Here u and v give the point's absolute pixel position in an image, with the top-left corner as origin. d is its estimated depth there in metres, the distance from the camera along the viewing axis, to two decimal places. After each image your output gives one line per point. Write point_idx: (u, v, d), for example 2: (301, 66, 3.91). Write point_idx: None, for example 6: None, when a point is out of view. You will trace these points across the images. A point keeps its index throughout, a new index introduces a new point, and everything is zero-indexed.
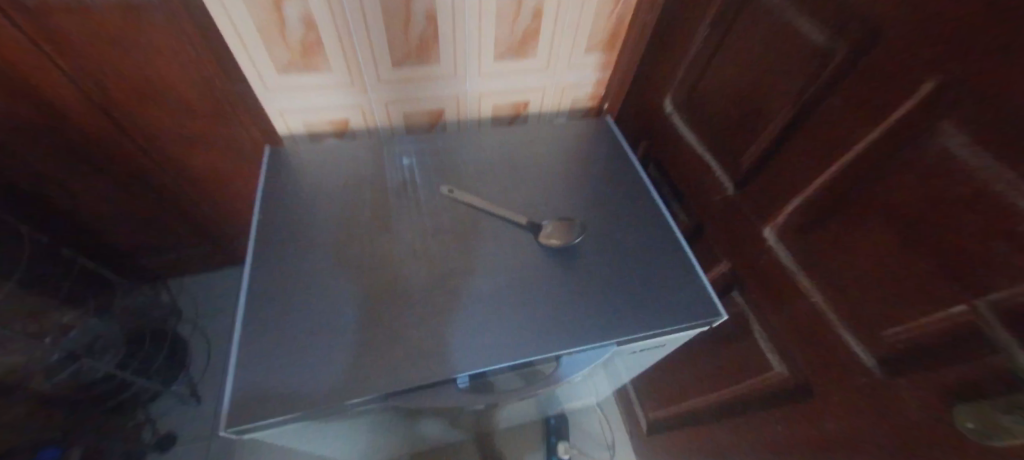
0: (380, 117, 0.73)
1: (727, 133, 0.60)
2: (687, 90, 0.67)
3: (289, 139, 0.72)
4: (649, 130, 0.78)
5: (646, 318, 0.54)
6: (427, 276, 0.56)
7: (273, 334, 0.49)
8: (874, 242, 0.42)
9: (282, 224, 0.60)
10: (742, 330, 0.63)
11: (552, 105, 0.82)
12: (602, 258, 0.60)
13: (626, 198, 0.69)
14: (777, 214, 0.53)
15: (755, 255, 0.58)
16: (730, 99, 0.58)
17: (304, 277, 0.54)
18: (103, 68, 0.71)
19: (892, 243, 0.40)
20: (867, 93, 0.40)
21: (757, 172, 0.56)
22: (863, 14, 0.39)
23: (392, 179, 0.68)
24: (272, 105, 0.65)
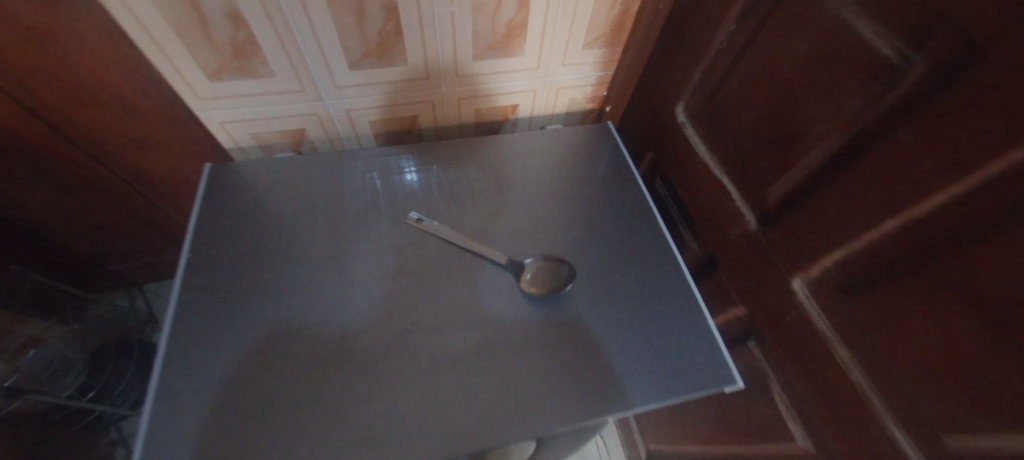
0: (341, 126, 0.62)
1: (751, 156, 0.49)
2: (703, 98, 0.55)
3: (239, 152, 0.62)
4: (657, 140, 0.67)
5: (644, 386, 0.45)
6: (385, 331, 0.47)
7: (193, 409, 0.41)
8: (940, 327, 0.32)
9: (220, 263, 0.51)
10: (758, 387, 0.54)
11: (545, 109, 0.71)
12: (596, 305, 0.51)
13: (626, 227, 0.59)
14: (811, 264, 0.43)
15: (780, 307, 0.48)
16: (758, 115, 0.47)
17: (240, 332, 0.46)
18: (20, 72, 0.61)
19: (968, 334, 0.30)
20: (955, 131, 0.29)
21: (788, 210, 0.45)
22: (958, 21, 0.28)
23: (352, 203, 0.58)
24: (209, 115, 0.55)
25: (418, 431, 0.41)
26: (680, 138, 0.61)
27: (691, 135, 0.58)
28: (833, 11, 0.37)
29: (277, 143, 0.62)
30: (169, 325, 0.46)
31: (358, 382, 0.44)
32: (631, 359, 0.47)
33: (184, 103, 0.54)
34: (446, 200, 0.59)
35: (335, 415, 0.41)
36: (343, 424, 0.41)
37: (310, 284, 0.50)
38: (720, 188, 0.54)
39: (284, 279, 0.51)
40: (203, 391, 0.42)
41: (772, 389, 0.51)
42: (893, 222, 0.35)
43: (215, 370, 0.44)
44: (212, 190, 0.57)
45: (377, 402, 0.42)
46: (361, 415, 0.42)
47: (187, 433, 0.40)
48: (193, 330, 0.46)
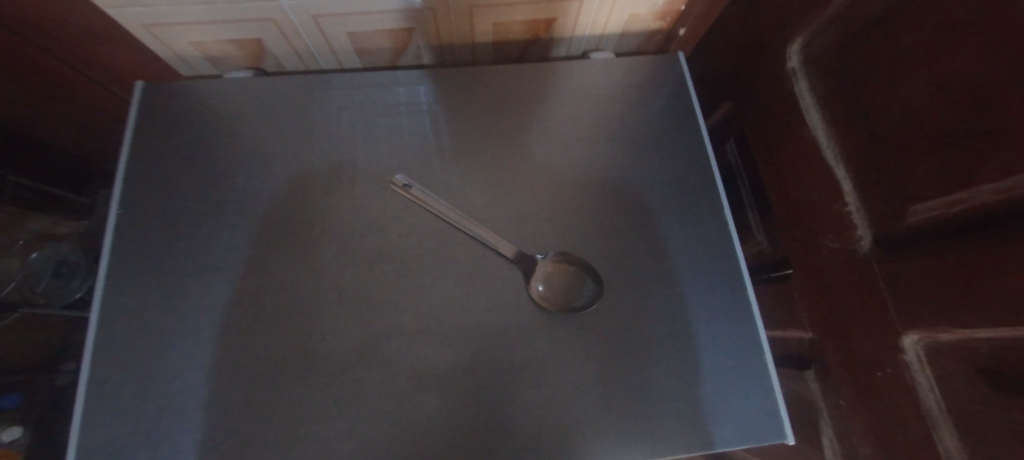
0: (309, 38, 0.46)
1: (898, 146, 0.32)
2: (847, 36, 0.36)
3: (183, 63, 0.49)
4: (747, 87, 0.48)
5: (666, 427, 0.38)
6: (356, 332, 0.39)
7: (137, 406, 0.36)
8: None
9: (164, 220, 0.42)
10: (800, 419, 0.46)
11: (594, 27, 0.51)
12: (622, 318, 0.41)
13: (678, 214, 0.45)
14: (945, 326, 0.30)
15: (867, 355, 0.36)
16: (937, 84, 0.29)
17: (191, 313, 0.39)
18: None
19: None
20: None
21: (936, 241, 0.30)
22: None
23: (325, 153, 0.45)
24: (122, 14, 0.40)
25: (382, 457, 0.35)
26: (783, 93, 0.43)
27: (803, 90, 0.41)
28: None
29: (228, 55, 0.48)
30: (98, 301, 0.38)
31: (323, 391, 0.37)
32: (650, 393, 0.39)
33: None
34: (446, 156, 0.45)
35: (297, 425, 0.36)
36: (298, 438, 0.36)
37: (272, 260, 0.41)
38: (828, 177, 0.39)
39: (240, 251, 0.41)
40: (146, 384, 0.37)
41: (817, 428, 0.43)
42: None
43: (160, 359, 0.37)
44: (146, 119, 0.45)
45: (338, 419, 0.36)
46: (320, 432, 0.36)
47: (129, 433, 0.35)
48: (131, 310, 0.39)
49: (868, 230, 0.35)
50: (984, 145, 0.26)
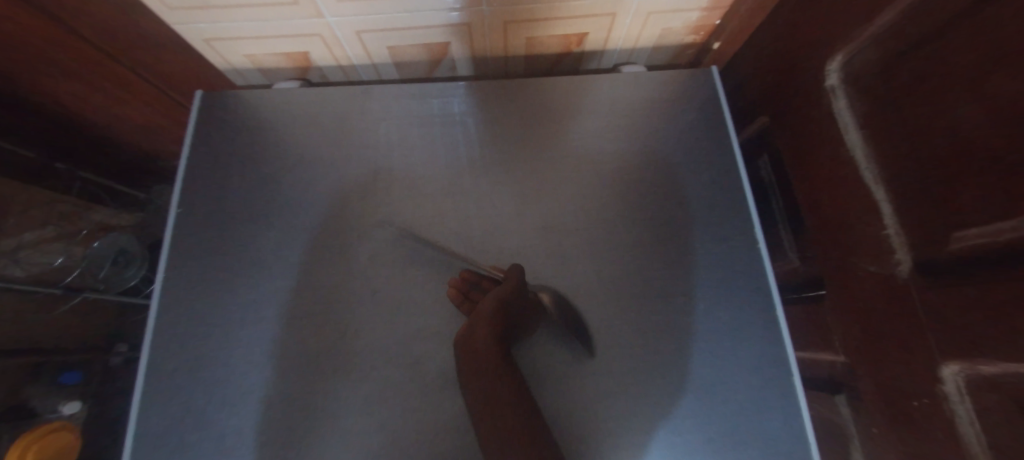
0: (351, 52, 0.49)
1: (945, 169, 0.31)
2: (891, 56, 0.35)
3: (237, 75, 0.52)
4: (784, 103, 0.47)
5: (696, 440, 0.39)
6: (386, 335, 0.41)
7: (189, 392, 0.39)
8: None
9: (216, 220, 0.45)
10: (829, 442, 0.44)
11: (626, 41, 0.51)
12: (648, 333, 0.42)
13: (706, 227, 0.45)
14: (988, 360, 0.29)
15: (903, 384, 0.35)
16: (982, 111, 0.28)
17: (239, 309, 0.42)
18: None
19: None
20: None
21: (982, 270, 0.29)
22: None
23: (363, 161, 0.47)
24: (186, 30, 0.44)
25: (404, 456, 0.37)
26: (821, 109, 0.42)
27: (842, 109, 0.40)
28: None
29: (279, 67, 0.51)
30: (157, 293, 0.42)
31: (354, 389, 0.39)
32: (671, 409, 0.39)
33: (157, 12, 0.42)
34: (473, 166, 0.47)
35: (331, 419, 0.38)
36: (329, 433, 0.38)
37: (311, 262, 0.43)
38: (867, 200, 0.38)
39: (283, 252, 0.44)
40: (199, 374, 0.40)
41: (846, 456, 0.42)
42: None
43: (212, 347, 0.41)
44: (201, 127, 0.48)
45: (369, 414, 0.39)
46: (352, 425, 0.38)
47: (182, 417, 0.39)
48: (186, 305, 0.42)
49: (909, 257, 0.34)
50: None
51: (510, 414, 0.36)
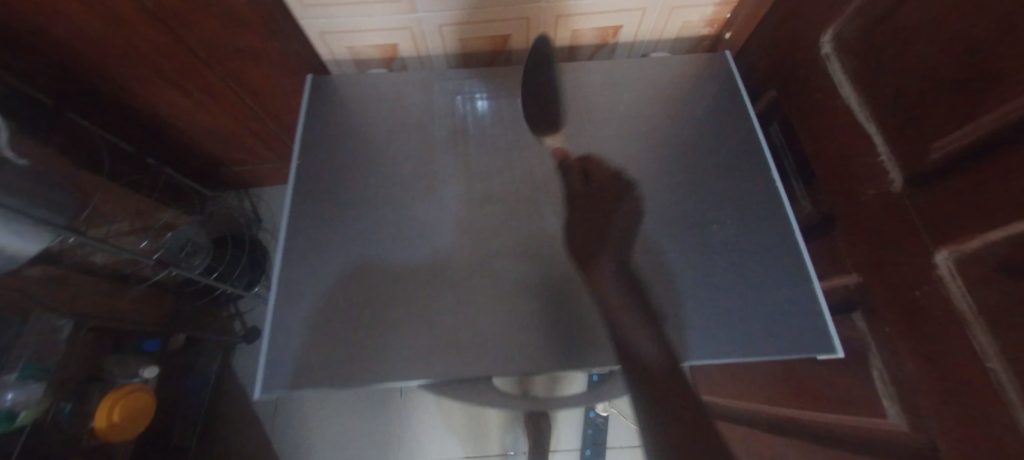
0: (430, 43, 0.61)
1: (922, 99, 0.40)
2: (870, 23, 0.45)
3: (335, 65, 0.65)
4: (787, 76, 0.57)
5: (735, 336, 0.45)
6: (469, 255, 0.50)
7: (308, 300, 0.47)
8: None
9: (326, 170, 0.54)
10: (855, 358, 0.50)
11: (653, 33, 0.64)
12: (685, 255, 0.50)
13: (726, 171, 0.55)
14: (970, 238, 0.36)
15: (907, 281, 0.42)
16: (945, 48, 0.38)
17: (349, 235, 0.51)
18: None
19: None
20: None
21: (957, 169, 0.37)
22: None
23: (441, 126, 0.58)
24: (310, 24, 0.57)
25: (498, 347, 0.45)
26: (818, 74, 0.52)
27: (836, 70, 0.49)
28: None
29: (369, 57, 0.63)
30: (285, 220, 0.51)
31: (444, 297, 0.47)
32: (714, 314, 0.47)
33: (290, 11, 0.55)
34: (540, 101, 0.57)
35: (427, 320, 0.46)
36: (426, 331, 0.45)
37: (404, 200, 0.53)
38: (862, 138, 0.46)
39: (382, 193, 0.54)
40: (313, 283, 0.48)
41: (871, 365, 0.48)
42: None
43: (325, 265, 0.49)
44: (312, 100, 0.59)
45: (458, 316, 0.46)
46: (446, 323, 0.46)
47: (304, 318, 0.46)
48: (300, 234, 0.51)
49: (900, 175, 0.42)
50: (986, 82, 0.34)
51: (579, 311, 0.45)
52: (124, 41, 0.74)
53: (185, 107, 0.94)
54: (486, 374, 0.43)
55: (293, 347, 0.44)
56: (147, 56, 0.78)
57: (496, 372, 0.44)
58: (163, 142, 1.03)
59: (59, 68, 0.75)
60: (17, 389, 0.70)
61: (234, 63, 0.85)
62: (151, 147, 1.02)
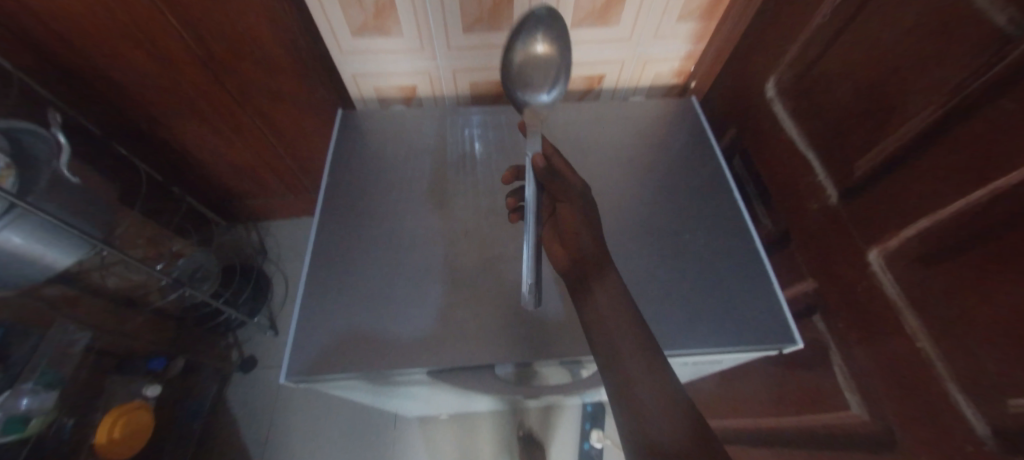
0: (445, 85, 0.75)
1: (843, 129, 0.50)
2: (800, 73, 0.56)
3: (362, 102, 0.79)
4: (740, 117, 0.70)
5: (707, 331, 0.52)
6: (471, 261, 0.59)
7: (332, 298, 0.55)
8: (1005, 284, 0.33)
9: (349, 193, 0.66)
10: (817, 357, 0.56)
11: (629, 81, 0.78)
12: (661, 263, 0.58)
13: (693, 193, 0.66)
14: (888, 237, 0.44)
15: (848, 279, 0.50)
16: (856, 90, 0.48)
17: (371, 242, 0.61)
18: (189, 42, 0.75)
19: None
20: None
21: (873, 183, 0.46)
22: None
23: (450, 157, 0.71)
24: (346, 69, 0.71)
25: (498, 338, 0.52)
26: (767, 114, 0.63)
27: (779, 110, 0.60)
28: None
29: (392, 96, 0.77)
30: (314, 233, 0.61)
31: (450, 296, 0.55)
32: (688, 313, 0.53)
33: (331, 59, 0.69)
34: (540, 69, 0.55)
35: (436, 315, 0.54)
36: (434, 324, 0.53)
37: (420, 215, 0.64)
38: (803, 163, 0.56)
39: (401, 211, 0.64)
40: (337, 284, 0.57)
41: (832, 361, 0.53)
42: (985, 190, 0.35)
43: (348, 270, 0.58)
44: (343, 135, 0.72)
45: (462, 312, 0.54)
46: (451, 317, 0.53)
47: (328, 313, 0.54)
48: (328, 244, 0.60)
49: (835, 190, 0.51)
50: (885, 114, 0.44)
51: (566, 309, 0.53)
52: (174, 87, 0.85)
53: (216, 143, 1.04)
54: (484, 362, 0.50)
55: (313, 336, 0.52)
56: (191, 101, 0.89)
57: (495, 359, 0.50)
58: (195, 176, 1.15)
59: (106, 103, 0.88)
60: (31, 396, 0.77)
61: (267, 103, 0.91)
62: (182, 180, 1.14)
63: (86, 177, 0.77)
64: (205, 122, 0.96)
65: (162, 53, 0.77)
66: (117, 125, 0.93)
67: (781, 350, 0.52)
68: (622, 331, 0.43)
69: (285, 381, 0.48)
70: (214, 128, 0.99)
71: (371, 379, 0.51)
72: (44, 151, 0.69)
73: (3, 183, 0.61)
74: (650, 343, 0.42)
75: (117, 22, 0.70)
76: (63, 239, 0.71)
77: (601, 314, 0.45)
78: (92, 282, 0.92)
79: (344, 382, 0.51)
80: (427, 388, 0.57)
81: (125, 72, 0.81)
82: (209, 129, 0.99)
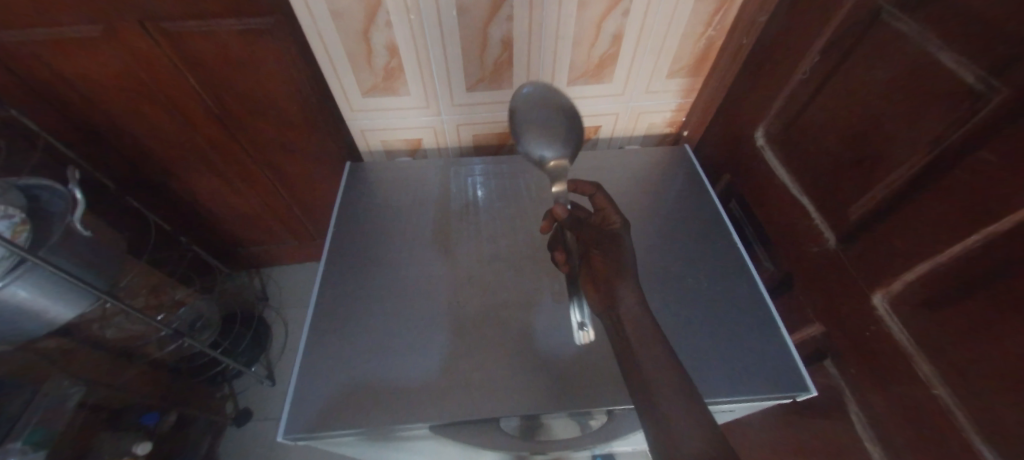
0: (449, 138, 0.79)
1: (833, 176, 0.52)
2: (786, 123, 0.59)
3: (369, 155, 0.82)
4: (734, 163, 0.72)
5: (717, 380, 0.51)
6: (476, 308, 0.59)
7: (335, 350, 0.55)
8: (1012, 329, 0.33)
9: (354, 242, 0.67)
10: (833, 405, 0.54)
11: (625, 130, 0.82)
12: (665, 309, 0.58)
13: (693, 238, 0.67)
14: (890, 282, 0.44)
15: (856, 323, 0.49)
16: (841, 140, 0.50)
17: (375, 292, 0.61)
18: (208, 102, 0.80)
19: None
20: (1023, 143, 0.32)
21: (869, 227, 0.47)
22: (1003, 58, 0.33)
23: (454, 205, 0.73)
24: (355, 124, 0.75)
25: (503, 390, 0.50)
26: (758, 160, 0.65)
27: (770, 157, 0.63)
28: (915, 46, 0.41)
29: (398, 149, 0.81)
30: (318, 282, 0.62)
31: (454, 345, 0.55)
32: (696, 361, 0.52)
33: (342, 115, 0.73)
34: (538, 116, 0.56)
35: (439, 366, 0.53)
36: (438, 375, 0.52)
37: (425, 263, 0.65)
38: (799, 207, 0.57)
39: (406, 259, 0.65)
40: (339, 335, 0.56)
41: (849, 410, 0.51)
42: (979, 236, 0.36)
43: (351, 321, 0.58)
44: (349, 185, 0.75)
45: (467, 363, 0.53)
46: (456, 368, 0.52)
47: (329, 366, 0.53)
48: (333, 294, 0.61)
49: (833, 234, 0.52)
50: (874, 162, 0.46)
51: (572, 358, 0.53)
52: (189, 143, 0.90)
53: (225, 194, 1.07)
54: (490, 415, 0.48)
55: (313, 391, 0.51)
56: (202, 156, 0.94)
57: (500, 412, 0.49)
58: (203, 227, 1.18)
59: (123, 160, 0.92)
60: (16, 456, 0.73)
61: (278, 155, 0.95)
62: (190, 230, 1.16)
63: (99, 229, 0.78)
64: (216, 174, 1.00)
65: (182, 112, 0.82)
66: (130, 179, 0.97)
67: (795, 398, 0.51)
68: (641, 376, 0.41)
69: (282, 439, 0.46)
70: (222, 181, 1.02)
71: (372, 435, 0.49)
72: (59, 206, 0.72)
73: (17, 237, 0.63)
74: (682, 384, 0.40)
75: (143, 86, 0.75)
76: (67, 291, 0.71)
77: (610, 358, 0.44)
78: (92, 334, 0.92)
79: (344, 439, 0.49)
80: (429, 444, 0.55)
81: (144, 131, 0.85)
82: (217, 182, 1.02)
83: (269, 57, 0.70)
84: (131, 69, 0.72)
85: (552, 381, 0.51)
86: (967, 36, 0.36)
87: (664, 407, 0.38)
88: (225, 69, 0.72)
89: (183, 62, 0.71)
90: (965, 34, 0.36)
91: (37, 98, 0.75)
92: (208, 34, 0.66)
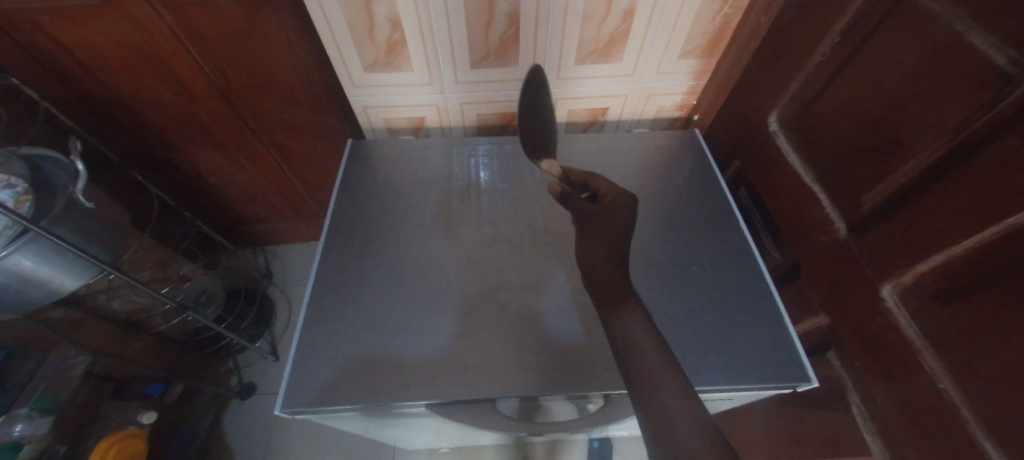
0: (453, 116, 0.77)
1: (848, 163, 0.50)
2: (801, 107, 0.57)
3: (372, 133, 0.81)
4: (744, 148, 0.70)
5: (716, 367, 0.50)
6: (475, 289, 0.59)
7: (332, 328, 0.55)
8: None
9: (355, 220, 0.66)
10: (834, 396, 0.53)
11: (633, 113, 0.80)
12: (667, 296, 0.57)
13: (699, 225, 0.65)
14: (901, 274, 0.43)
15: (861, 314, 0.48)
16: (857, 126, 0.48)
17: (373, 270, 0.61)
18: (208, 75, 0.78)
19: None
20: None
21: (882, 217, 0.45)
22: None
23: (456, 184, 0.72)
24: (357, 100, 0.73)
25: (502, 372, 0.50)
26: (771, 146, 0.63)
27: (783, 142, 0.61)
28: (944, 25, 0.38)
29: (401, 127, 0.79)
30: (317, 259, 0.61)
31: (452, 326, 0.55)
32: (696, 347, 0.52)
33: (344, 91, 0.72)
34: None
35: (437, 346, 0.53)
36: (436, 355, 0.52)
37: (425, 243, 0.64)
38: (811, 195, 0.56)
39: (405, 238, 0.65)
40: (338, 313, 0.56)
41: (850, 402, 0.51)
42: (1000, 227, 0.34)
43: (350, 299, 0.57)
44: (350, 163, 0.74)
45: (465, 344, 0.53)
46: (454, 349, 0.52)
47: (327, 344, 0.53)
48: (331, 272, 0.60)
49: (843, 223, 0.50)
50: (893, 149, 0.44)
51: (570, 341, 0.53)
52: (190, 117, 0.89)
53: (228, 170, 1.07)
54: (486, 396, 0.48)
55: (312, 368, 0.51)
56: (203, 132, 0.93)
57: (497, 393, 0.49)
58: (207, 202, 1.18)
59: (124, 133, 0.92)
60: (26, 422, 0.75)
61: (280, 132, 0.94)
62: (194, 205, 1.17)
63: (102, 201, 0.78)
64: (218, 150, 0.99)
65: (183, 85, 0.81)
66: (131, 151, 0.96)
67: (795, 388, 0.50)
68: (641, 359, 0.40)
69: (281, 413, 0.47)
70: (224, 157, 1.02)
71: (369, 412, 0.49)
72: (60, 176, 0.72)
73: (20, 207, 0.63)
74: (680, 369, 0.39)
75: (143, 58, 0.74)
76: (72, 262, 0.72)
77: (615, 336, 0.44)
78: (98, 305, 0.94)
79: (341, 415, 0.49)
80: (428, 422, 0.55)
81: (145, 104, 0.85)
82: (220, 157, 1.02)
83: (270, 29, 0.68)
84: (129, 39, 0.70)
85: (550, 363, 0.51)
86: (1002, 13, 0.34)
87: (664, 392, 0.37)
88: (225, 42, 0.71)
89: (182, 32, 0.70)
90: (1000, 11, 0.34)
91: (37, 67, 0.75)
92: (208, 4, 0.65)
